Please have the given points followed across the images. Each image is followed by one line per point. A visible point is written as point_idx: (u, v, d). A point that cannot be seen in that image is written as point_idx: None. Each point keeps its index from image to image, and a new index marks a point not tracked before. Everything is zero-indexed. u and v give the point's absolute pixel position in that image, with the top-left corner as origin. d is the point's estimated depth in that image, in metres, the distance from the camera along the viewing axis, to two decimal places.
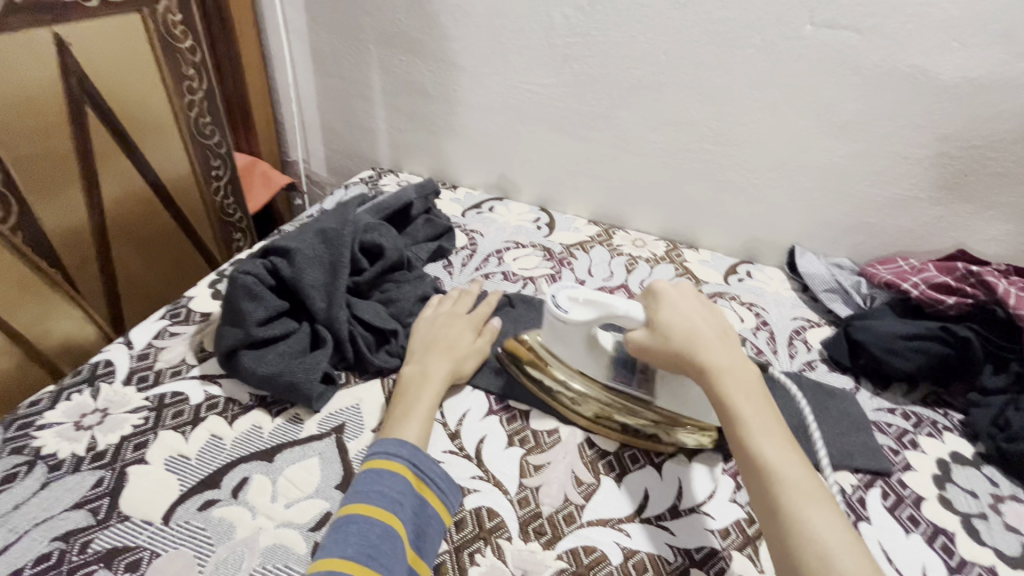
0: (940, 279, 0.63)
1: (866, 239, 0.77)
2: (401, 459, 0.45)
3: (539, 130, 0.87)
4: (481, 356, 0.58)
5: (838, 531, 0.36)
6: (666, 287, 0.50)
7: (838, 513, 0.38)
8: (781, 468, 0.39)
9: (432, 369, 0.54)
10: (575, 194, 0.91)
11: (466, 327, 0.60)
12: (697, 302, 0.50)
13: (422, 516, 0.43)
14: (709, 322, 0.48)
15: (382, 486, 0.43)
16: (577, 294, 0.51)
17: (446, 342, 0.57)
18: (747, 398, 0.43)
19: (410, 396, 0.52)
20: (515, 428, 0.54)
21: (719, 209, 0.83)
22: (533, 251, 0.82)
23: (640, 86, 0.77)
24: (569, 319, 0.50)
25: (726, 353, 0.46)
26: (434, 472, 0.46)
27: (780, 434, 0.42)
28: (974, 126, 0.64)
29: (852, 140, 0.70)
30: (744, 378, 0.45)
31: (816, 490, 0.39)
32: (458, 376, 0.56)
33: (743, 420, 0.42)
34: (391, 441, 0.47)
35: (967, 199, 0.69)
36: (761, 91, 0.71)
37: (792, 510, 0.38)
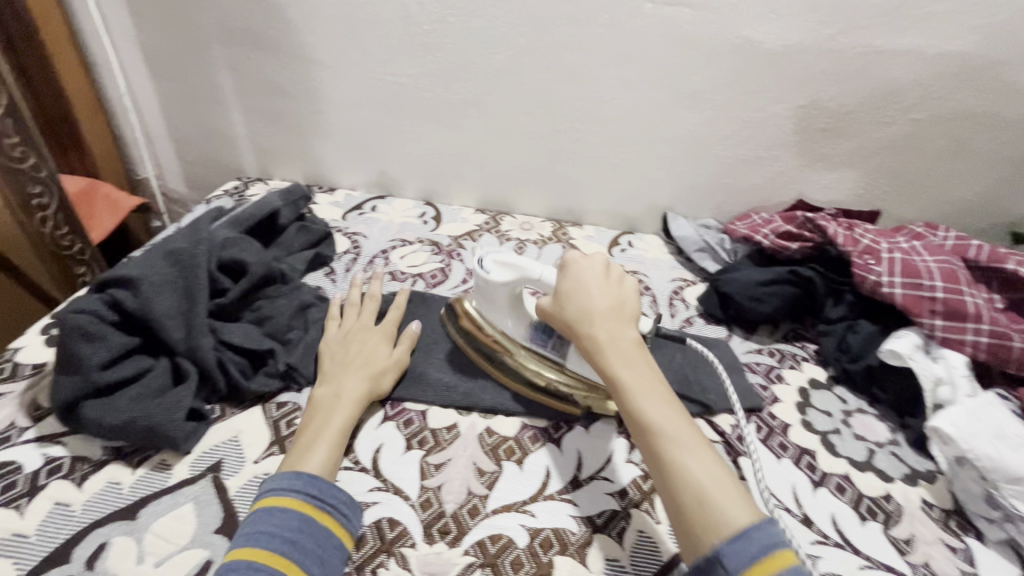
0: (785, 228, 0.69)
1: (725, 199, 0.84)
2: (293, 492, 0.42)
3: (413, 122, 0.85)
4: (399, 367, 0.56)
5: (713, 476, 0.38)
6: (573, 255, 0.51)
7: (714, 457, 0.39)
8: (661, 426, 0.40)
9: (345, 390, 0.51)
10: (458, 184, 0.91)
11: (378, 338, 0.57)
12: (601, 270, 0.49)
13: (324, 546, 0.40)
14: (606, 291, 0.48)
15: (271, 525, 0.40)
16: (501, 256, 0.54)
17: (361, 358, 0.54)
18: (625, 361, 0.44)
19: (320, 417, 0.49)
20: (413, 430, 0.52)
21: (596, 185, 0.86)
22: (421, 246, 0.80)
23: (504, 70, 0.77)
24: (491, 279, 0.53)
25: (611, 319, 0.46)
26: (336, 499, 0.43)
27: (661, 390, 0.43)
28: (797, 88, 0.72)
29: (700, 110, 0.76)
30: (625, 341, 0.45)
31: (693, 442, 0.40)
32: (376, 392, 0.53)
33: (620, 382, 0.43)
34: (285, 475, 0.43)
35: (800, 153, 0.77)
36: (616, 67, 0.74)
37: (669, 461, 0.39)
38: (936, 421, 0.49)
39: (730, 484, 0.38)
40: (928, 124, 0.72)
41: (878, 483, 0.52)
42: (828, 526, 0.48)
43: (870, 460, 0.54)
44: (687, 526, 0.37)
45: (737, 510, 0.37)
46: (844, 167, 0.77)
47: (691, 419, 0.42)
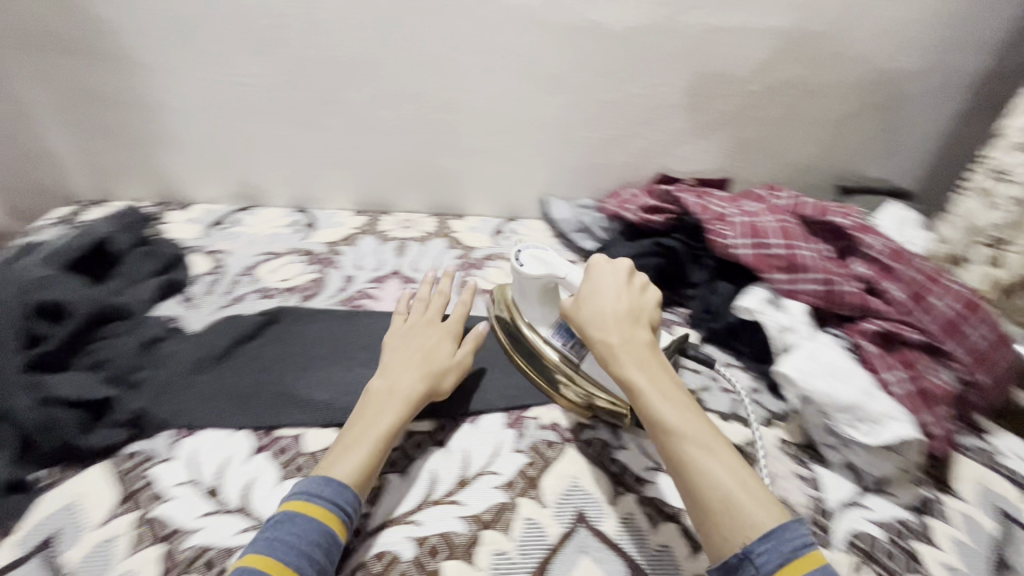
0: (649, 201, 0.73)
1: (598, 178, 0.87)
2: (320, 501, 0.42)
3: (269, 125, 0.78)
4: (461, 369, 0.55)
5: (738, 479, 0.38)
6: (598, 261, 0.51)
7: (735, 456, 0.39)
8: (679, 428, 0.40)
9: (400, 385, 0.50)
10: (331, 187, 0.86)
11: (443, 336, 0.56)
12: (622, 276, 0.50)
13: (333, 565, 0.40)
14: (622, 297, 0.48)
15: (292, 535, 0.39)
16: (538, 252, 0.54)
17: (421, 354, 0.54)
18: (640, 365, 0.44)
19: (372, 411, 0.49)
20: (288, 457, 0.49)
21: (474, 175, 0.85)
22: (293, 258, 0.75)
23: (359, 65, 0.73)
24: (522, 273, 0.54)
25: (624, 323, 0.47)
26: (354, 515, 0.43)
27: (679, 393, 0.43)
28: (647, 68, 0.75)
29: (561, 94, 0.77)
30: (640, 346, 0.46)
31: (712, 441, 0.40)
32: (434, 392, 0.52)
33: (635, 384, 0.43)
34: (314, 480, 0.43)
35: (658, 129, 0.81)
36: (474, 55, 0.73)
37: (688, 461, 0.39)
38: (781, 365, 0.54)
39: (756, 486, 0.38)
40: (764, 94, 0.79)
41: (741, 430, 0.57)
42: None
43: (734, 410, 0.59)
44: (714, 528, 0.37)
45: (762, 510, 0.36)
46: (698, 139, 0.83)
47: (709, 419, 0.42)
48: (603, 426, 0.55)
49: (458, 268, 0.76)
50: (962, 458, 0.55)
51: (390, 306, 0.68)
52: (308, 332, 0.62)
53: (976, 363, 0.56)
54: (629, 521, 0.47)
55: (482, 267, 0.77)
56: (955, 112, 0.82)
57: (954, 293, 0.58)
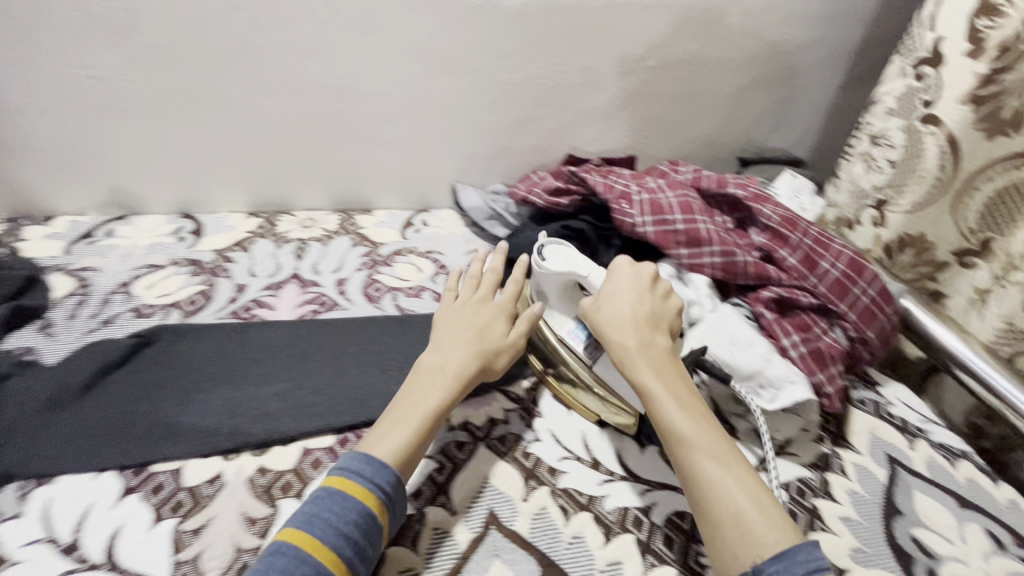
0: (554, 184, 0.71)
1: (508, 163, 0.84)
2: (359, 480, 0.41)
3: (135, 123, 0.70)
4: (514, 350, 0.52)
5: (748, 493, 0.39)
6: (623, 262, 0.52)
7: (747, 472, 0.41)
8: (693, 439, 0.42)
9: (451, 365, 0.49)
10: (219, 188, 0.78)
11: (497, 311, 0.54)
12: (645, 282, 0.51)
13: (373, 545, 0.39)
14: (642, 303, 0.49)
15: (330, 512, 0.39)
16: (562, 249, 0.55)
17: (473, 331, 0.51)
18: (657, 371, 0.46)
19: (421, 389, 0.47)
20: (164, 496, 0.44)
21: (377, 167, 0.81)
22: (175, 269, 0.68)
23: (231, 53, 0.66)
24: (543, 266, 0.53)
25: (642, 330, 0.48)
26: (396, 495, 0.42)
27: (695, 403, 0.45)
28: (545, 46, 0.73)
29: (459, 76, 0.73)
30: (657, 352, 0.47)
31: (725, 455, 0.41)
32: (485, 370, 0.50)
33: (649, 391, 0.44)
34: (357, 457, 0.42)
35: (563, 109, 0.80)
36: (359, 38, 0.68)
37: (700, 473, 0.41)
38: (687, 346, 0.53)
39: (766, 501, 0.39)
40: (662, 70, 0.78)
41: None
42: (615, 465, 0.50)
43: None
44: (723, 540, 0.38)
45: (773, 527, 0.38)
46: (604, 118, 0.82)
47: (723, 433, 0.43)
48: (518, 420, 0.53)
49: (364, 267, 0.71)
50: (855, 410, 0.58)
51: (287, 315, 0.63)
52: (189, 351, 0.56)
53: (864, 321, 0.59)
54: (541, 516, 0.45)
55: (390, 264, 0.72)
56: (840, 79, 0.86)
57: (843, 256, 0.60)
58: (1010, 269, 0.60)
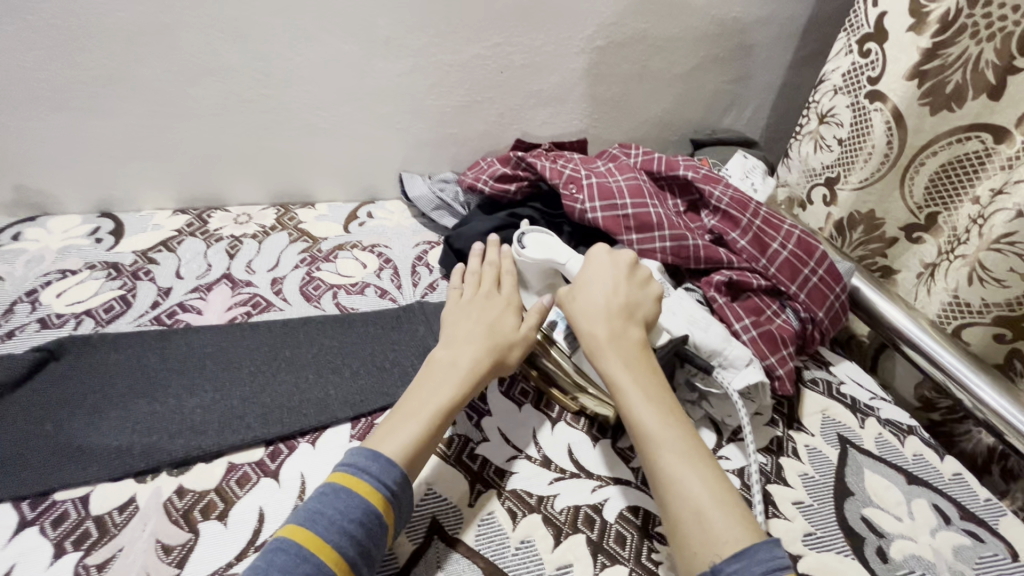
0: (501, 170, 0.68)
1: (456, 150, 0.81)
2: (365, 476, 0.39)
3: (35, 113, 0.63)
4: (526, 344, 0.50)
5: (712, 491, 0.38)
6: (602, 254, 0.52)
7: (712, 469, 0.40)
8: (659, 432, 0.41)
9: (464, 360, 0.47)
10: (140, 184, 0.72)
11: (506, 305, 0.52)
12: (623, 274, 0.50)
13: (378, 547, 0.37)
14: (617, 295, 0.49)
15: (335, 510, 0.37)
16: (541, 239, 0.56)
17: (486, 324, 0.50)
18: (627, 363, 0.45)
19: (431, 384, 0.46)
20: (67, 527, 0.40)
21: (316, 157, 0.76)
22: (90, 274, 0.62)
23: (141, 34, 0.60)
24: (522, 254, 0.54)
25: (615, 321, 0.47)
26: (403, 493, 0.40)
27: (664, 396, 0.44)
28: (487, 25, 0.69)
29: (397, 58, 0.69)
30: (629, 344, 0.46)
31: (690, 451, 0.40)
32: (498, 365, 0.48)
33: (617, 383, 0.44)
34: (363, 454, 0.40)
35: (511, 92, 0.76)
36: (285, 17, 0.62)
37: (663, 467, 0.40)
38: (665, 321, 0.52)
39: (730, 499, 0.38)
40: (611, 49, 0.76)
41: None
42: (567, 461, 0.48)
43: None
44: (681, 537, 0.37)
45: (735, 525, 0.36)
46: (554, 100, 0.79)
47: (693, 429, 0.42)
48: (465, 419, 0.51)
49: (303, 264, 0.67)
50: (807, 392, 0.58)
51: (216, 319, 0.58)
52: (101, 365, 0.51)
53: (815, 302, 0.58)
54: (487, 522, 0.43)
55: (332, 260, 0.68)
56: (790, 58, 0.85)
57: (792, 236, 0.59)
58: (954, 241, 0.60)
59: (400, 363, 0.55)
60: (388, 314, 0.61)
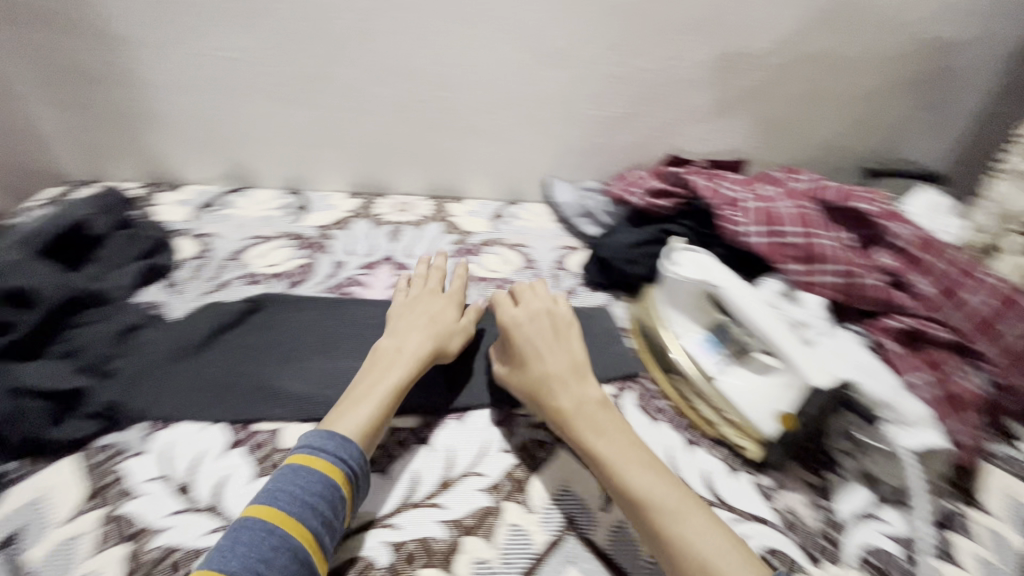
0: (655, 185, 0.68)
1: (604, 159, 0.82)
2: (321, 454, 0.41)
3: (256, 102, 0.75)
4: (465, 332, 0.55)
5: (712, 540, 0.37)
6: (518, 314, 0.53)
7: (707, 516, 0.39)
8: (646, 492, 0.40)
9: (409, 344, 0.51)
10: (325, 167, 0.82)
11: (448, 301, 0.58)
12: (548, 329, 0.52)
13: (338, 519, 0.39)
14: (560, 356, 0.50)
15: (295, 487, 0.39)
16: (698, 257, 0.55)
17: (426, 319, 0.54)
18: (598, 429, 0.44)
19: (380, 369, 0.49)
20: (264, 454, 0.47)
21: (472, 156, 0.81)
22: (282, 241, 0.72)
23: (349, 38, 0.68)
24: (677, 271, 0.55)
25: (572, 387, 0.47)
26: (359, 469, 0.42)
27: (635, 448, 0.43)
28: (657, 38, 0.69)
29: (563, 67, 0.72)
30: (588, 405, 0.46)
31: (682, 503, 0.39)
32: (440, 351, 0.52)
33: (594, 452, 0.43)
34: (319, 433, 0.42)
35: (668, 106, 0.76)
36: (469, 26, 0.68)
37: (660, 527, 0.38)
38: (811, 377, 0.45)
39: (731, 545, 0.37)
40: (784, 68, 0.72)
41: None
42: (702, 486, 0.48)
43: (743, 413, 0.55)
44: None
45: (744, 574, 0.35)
46: (711, 117, 0.77)
47: (677, 479, 0.42)
48: None
49: (454, 254, 0.72)
50: (988, 466, 0.51)
51: (379, 295, 0.65)
52: (292, 320, 0.59)
53: (1010, 365, 0.51)
54: (620, 530, 0.44)
55: (478, 254, 0.73)
56: (996, 85, 0.75)
57: (988, 288, 0.53)
58: None
59: None
60: None
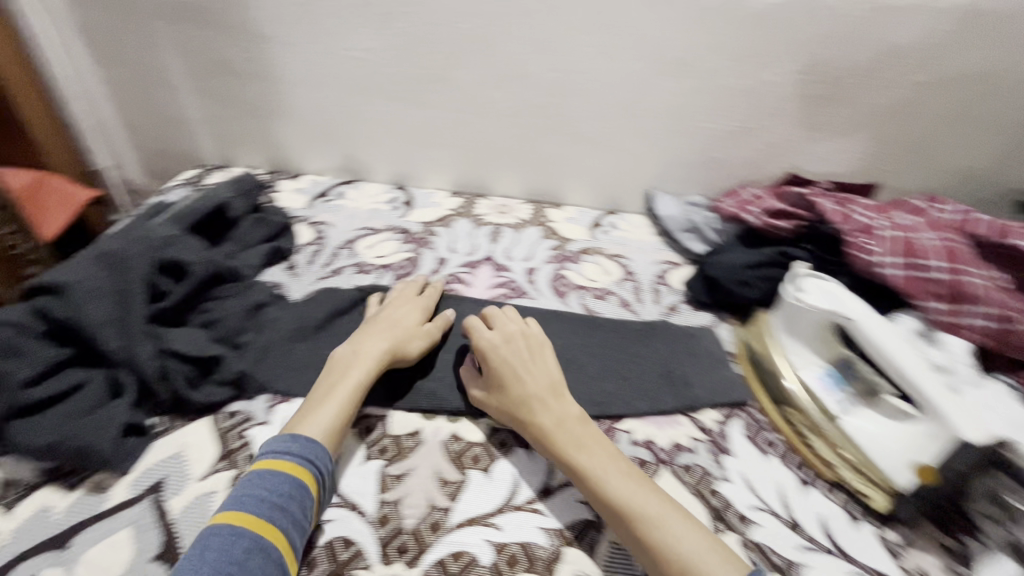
0: (776, 205, 0.65)
1: (713, 174, 0.79)
2: (288, 457, 0.42)
3: (376, 100, 0.79)
4: (429, 335, 0.55)
5: (694, 542, 0.38)
6: (486, 335, 0.52)
7: (687, 520, 0.40)
8: (628, 501, 0.41)
9: (367, 349, 0.51)
10: (431, 165, 0.85)
11: (415, 306, 0.58)
12: (520, 347, 0.52)
13: (306, 519, 0.41)
14: (537, 372, 0.50)
15: (261, 491, 0.40)
16: (825, 285, 0.52)
17: (388, 324, 0.54)
18: (579, 443, 0.45)
19: (337, 374, 0.49)
20: (373, 438, 0.49)
21: (576, 163, 0.81)
22: (390, 235, 0.75)
23: (471, 41, 0.70)
24: (802, 298, 0.52)
25: (553, 403, 0.47)
26: (325, 469, 0.43)
27: (612, 457, 0.44)
28: (788, 51, 0.66)
29: (682, 78, 0.70)
30: (569, 420, 0.46)
31: (663, 508, 0.40)
32: (400, 355, 0.52)
33: (575, 464, 0.43)
34: (281, 439, 0.44)
35: (791, 122, 0.72)
36: (590, 34, 0.68)
37: (644, 533, 0.39)
38: (965, 432, 0.41)
39: (711, 547, 0.38)
40: (930, 86, 0.66)
41: None
42: (817, 530, 0.45)
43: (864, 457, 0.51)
44: None
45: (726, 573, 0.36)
46: (839, 136, 0.72)
47: (655, 486, 0.43)
48: (704, 450, 0.50)
49: (553, 260, 0.72)
50: None
51: (481, 294, 0.66)
52: None
53: None
54: None
55: (577, 261, 0.72)
56: None
57: None
58: None
59: (642, 377, 0.56)
60: (630, 325, 0.62)
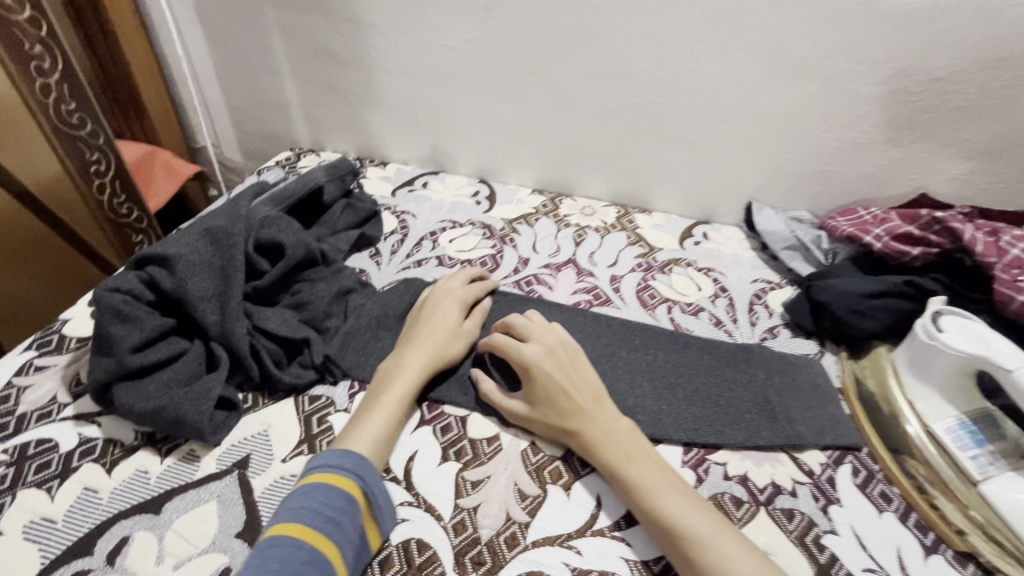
0: (904, 228, 0.58)
1: (824, 189, 0.72)
2: (341, 470, 0.41)
3: (468, 92, 0.78)
4: (469, 337, 0.53)
5: (750, 565, 0.37)
6: (529, 347, 0.48)
7: (742, 543, 0.38)
8: (680, 520, 0.39)
9: (409, 357, 0.49)
10: (516, 161, 0.83)
11: (457, 301, 0.55)
12: (565, 358, 0.48)
13: (361, 536, 0.39)
14: (584, 387, 0.47)
15: (316, 503, 0.39)
16: (968, 325, 0.47)
17: (428, 325, 0.52)
18: (629, 455, 0.43)
19: (382, 381, 0.48)
20: (451, 438, 0.47)
21: (670, 168, 0.76)
22: (472, 229, 0.74)
23: (573, 35, 0.68)
24: (939, 337, 0.46)
25: (601, 415, 0.45)
26: (378, 483, 0.42)
27: (662, 469, 0.43)
28: (932, 56, 0.59)
29: (801, 82, 0.64)
30: (619, 433, 0.44)
31: (717, 529, 0.39)
32: (444, 361, 0.50)
33: (625, 476, 0.42)
34: (335, 452, 0.42)
35: (927, 137, 0.64)
36: (702, 31, 0.63)
37: (698, 554, 0.37)
38: None
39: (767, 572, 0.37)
40: None
41: None
42: None
43: None
44: None
45: None
46: (985, 155, 0.63)
47: (706, 503, 0.41)
48: (808, 496, 0.45)
49: (639, 269, 0.68)
50: None
51: (563, 299, 0.64)
52: None
53: None
54: None
55: (665, 272, 0.68)
56: None
57: None
58: None
59: (738, 405, 0.51)
60: (724, 346, 0.58)
